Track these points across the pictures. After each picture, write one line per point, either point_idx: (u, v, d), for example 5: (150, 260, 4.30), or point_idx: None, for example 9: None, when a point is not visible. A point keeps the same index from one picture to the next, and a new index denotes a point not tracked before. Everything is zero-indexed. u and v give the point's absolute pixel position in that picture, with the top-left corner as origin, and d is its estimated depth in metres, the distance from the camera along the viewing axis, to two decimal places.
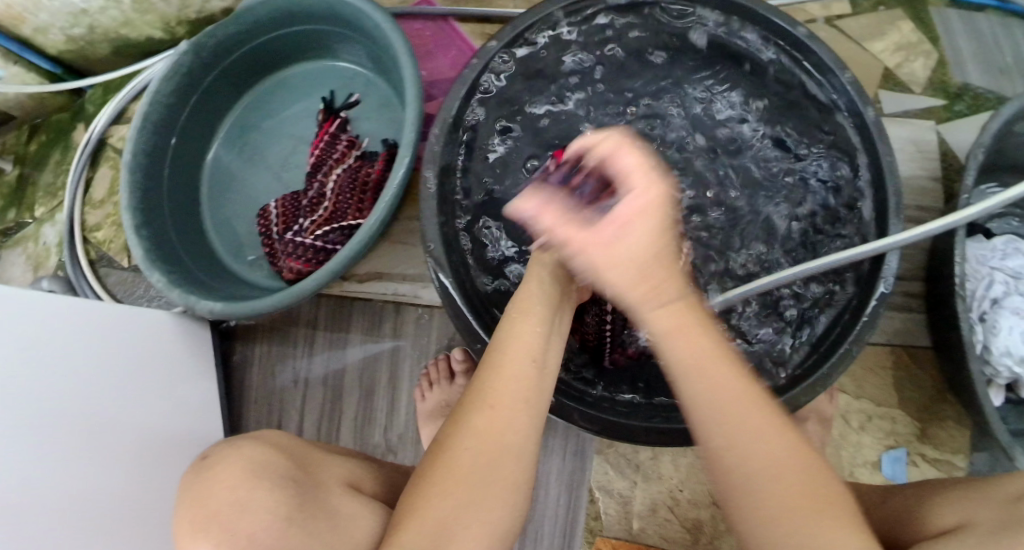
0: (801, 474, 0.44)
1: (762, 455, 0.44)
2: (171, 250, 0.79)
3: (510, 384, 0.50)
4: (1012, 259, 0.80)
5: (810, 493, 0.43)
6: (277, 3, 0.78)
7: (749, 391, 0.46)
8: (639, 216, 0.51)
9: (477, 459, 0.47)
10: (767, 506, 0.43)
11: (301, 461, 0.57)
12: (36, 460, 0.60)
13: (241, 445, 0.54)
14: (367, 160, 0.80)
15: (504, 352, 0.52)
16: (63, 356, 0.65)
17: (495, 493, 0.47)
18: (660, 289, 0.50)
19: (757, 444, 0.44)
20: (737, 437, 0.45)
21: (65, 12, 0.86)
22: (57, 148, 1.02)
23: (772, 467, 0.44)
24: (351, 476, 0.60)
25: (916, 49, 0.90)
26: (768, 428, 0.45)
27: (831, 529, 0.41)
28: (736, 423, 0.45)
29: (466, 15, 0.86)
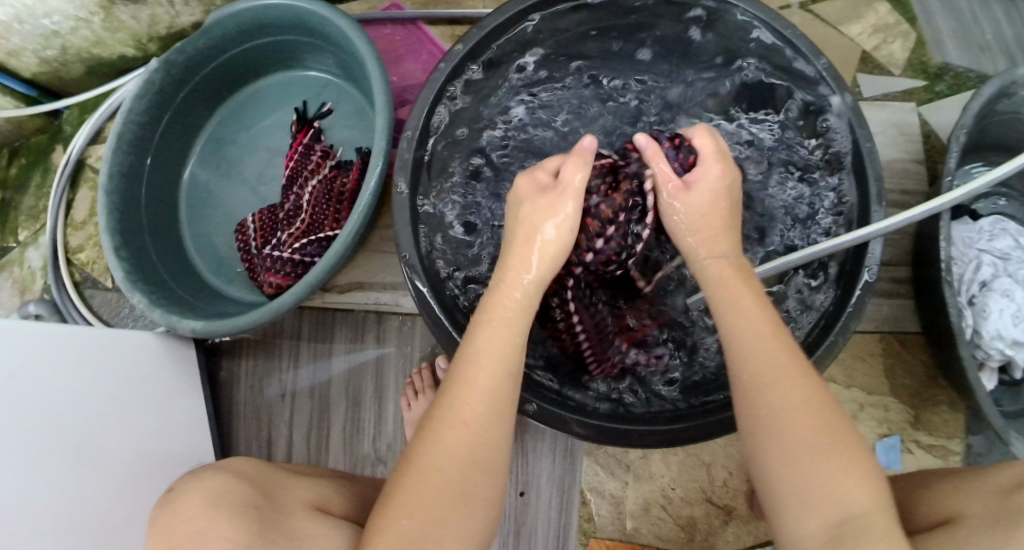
0: (830, 453, 0.46)
1: (795, 437, 0.46)
2: (152, 269, 0.78)
3: (481, 394, 0.49)
4: (999, 240, 0.80)
5: (840, 467, 0.45)
6: (241, 15, 0.77)
7: (791, 372, 0.48)
8: (710, 180, 0.58)
9: (449, 474, 0.48)
10: (791, 458, 0.46)
11: (264, 488, 0.62)
12: (26, 489, 0.60)
13: (207, 477, 0.61)
14: (342, 170, 0.80)
15: (476, 363, 0.51)
16: (50, 381, 0.65)
17: (466, 507, 0.48)
18: (717, 237, 0.57)
19: (792, 392, 0.47)
20: (775, 421, 0.47)
21: (36, 35, 0.85)
22: (37, 171, 1.01)
23: (804, 449, 0.46)
24: (319, 498, 0.65)
25: (894, 30, 0.89)
26: (802, 410, 0.47)
27: (848, 488, 0.44)
28: (774, 403, 0.48)
29: (436, 18, 0.85)
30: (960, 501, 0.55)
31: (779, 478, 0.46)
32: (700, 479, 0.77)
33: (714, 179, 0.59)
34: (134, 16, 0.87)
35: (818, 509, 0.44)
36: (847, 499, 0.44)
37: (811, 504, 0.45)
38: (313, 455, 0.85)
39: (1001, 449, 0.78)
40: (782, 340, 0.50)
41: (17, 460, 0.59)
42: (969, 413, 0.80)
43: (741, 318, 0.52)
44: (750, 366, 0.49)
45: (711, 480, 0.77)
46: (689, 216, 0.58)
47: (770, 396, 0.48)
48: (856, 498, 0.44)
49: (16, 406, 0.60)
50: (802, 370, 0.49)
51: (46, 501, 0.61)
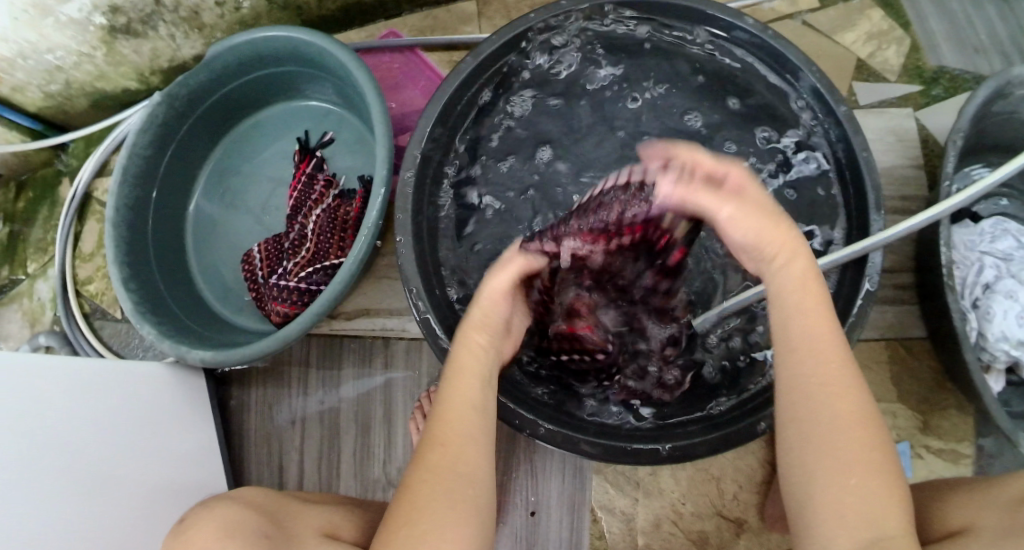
0: (866, 438, 0.48)
1: (847, 421, 0.48)
2: (161, 302, 0.79)
3: (462, 419, 0.53)
4: (1002, 241, 0.80)
5: (875, 452, 0.48)
6: (241, 49, 0.78)
7: (841, 360, 0.50)
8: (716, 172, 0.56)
9: (434, 491, 0.50)
10: (838, 471, 0.47)
11: (276, 516, 0.64)
12: (43, 519, 0.61)
13: (221, 507, 0.63)
14: (345, 199, 0.81)
15: (447, 397, 0.55)
16: (64, 415, 0.66)
17: (455, 516, 0.49)
18: (758, 227, 0.53)
19: (847, 401, 0.49)
20: (828, 398, 0.49)
21: (40, 70, 0.87)
22: (45, 204, 1.03)
23: (852, 429, 0.48)
24: (328, 525, 0.66)
25: (888, 37, 0.89)
26: (849, 401, 0.49)
27: (890, 510, 0.47)
28: (831, 383, 0.49)
29: (433, 44, 0.87)
30: (971, 513, 0.56)
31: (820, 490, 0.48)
32: (710, 493, 0.77)
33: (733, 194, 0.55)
34: (136, 50, 0.88)
35: (863, 527, 0.46)
36: (888, 519, 0.46)
37: (849, 516, 0.46)
38: (325, 480, 0.86)
39: (1012, 451, 0.78)
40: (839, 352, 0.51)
41: (34, 498, 0.60)
42: (978, 416, 0.80)
43: (804, 317, 0.51)
44: (809, 376, 0.50)
45: (721, 494, 0.77)
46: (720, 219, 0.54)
47: (822, 404, 0.49)
48: (897, 521, 0.46)
49: (28, 441, 0.61)
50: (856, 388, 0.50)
51: (60, 533, 0.62)
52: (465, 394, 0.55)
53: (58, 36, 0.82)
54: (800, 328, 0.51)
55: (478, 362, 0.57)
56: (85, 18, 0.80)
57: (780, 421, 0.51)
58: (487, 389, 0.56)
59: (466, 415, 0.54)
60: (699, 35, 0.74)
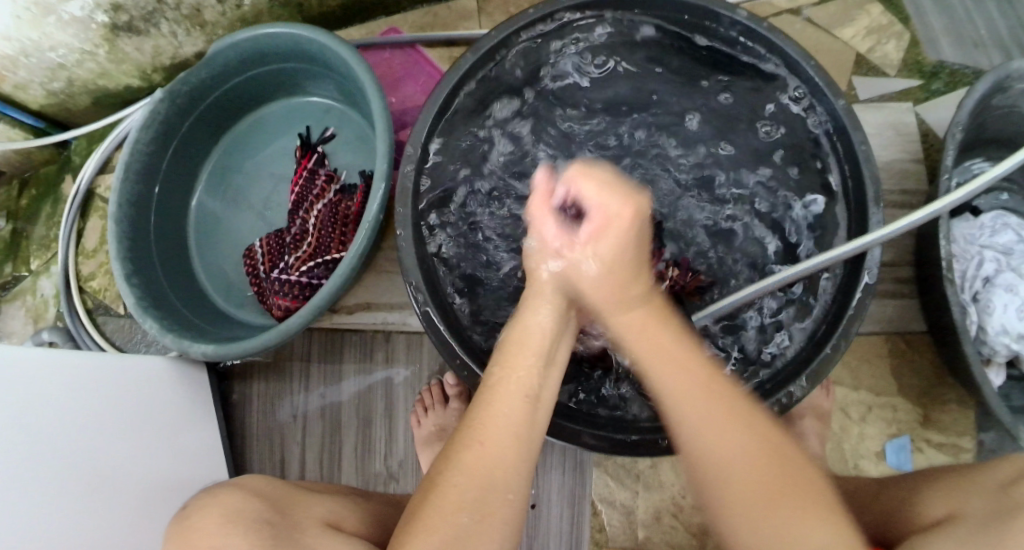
0: (763, 464, 0.48)
1: (734, 454, 0.49)
2: (164, 297, 0.80)
3: (505, 417, 0.52)
4: (1001, 235, 0.80)
5: (777, 475, 0.48)
6: (243, 46, 0.78)
7: (715, 394, 0.51)
8: (612, 222, 0.56)
9: (469, 492, 0.48)
10: (743, 507, 0.48)
11: (280, 502, 0.64)
12: (48, 513, 0.61)
13: (222, 495, 0.63)
14: (346, 194, 0.81)
15: (493, 389, 0.54)
16: (64, 407, 0.66)
17: (484, 529, 0.48)
18: (628, 286, 0.57)
19: (727, 433, 0.50)
20: (711, 435, 0.50)
21: (42, 68, 0.87)
22: (48, 201, 1.03)
23: (744, 461, 0.48)
24: (333, 515, 0.66)
25: (888, 31, 0.89)
26: (731, 431, 0.50)
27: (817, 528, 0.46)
28: (708, 422, 0.50)
29: (433, 41, 0.87)
30: (960, 498, 0.55)
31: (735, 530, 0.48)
32: None
33: (601, 251, 0.57)
34: (138, 48, 0.89)
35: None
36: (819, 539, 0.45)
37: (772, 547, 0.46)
38: (327, 474, 0.86)
39: (1013, 444, 0.78)
40: (712, 386, 0.52)
41: (41, 490, 0.61)
42: (979, 410, 0.80)
43: (676, 376, 0.52)
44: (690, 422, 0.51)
45: None
46: (592, 274, 0.57)
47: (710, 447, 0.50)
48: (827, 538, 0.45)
49: (34, 435, 0.62)
50: (741, 416, 0.50)
51: (61, 525, 0.62)
52: (523, 380, 0.54)
53: (60, 34, 0.82)
54: (672, 386, 0.52)
55: (535, 347, 0.56)
56: (87, 16, 0.80)
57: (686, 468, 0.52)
58: (543, 372, 0.55)
59: (508, 410, 0.52)
60: (701, 39, 0.73)
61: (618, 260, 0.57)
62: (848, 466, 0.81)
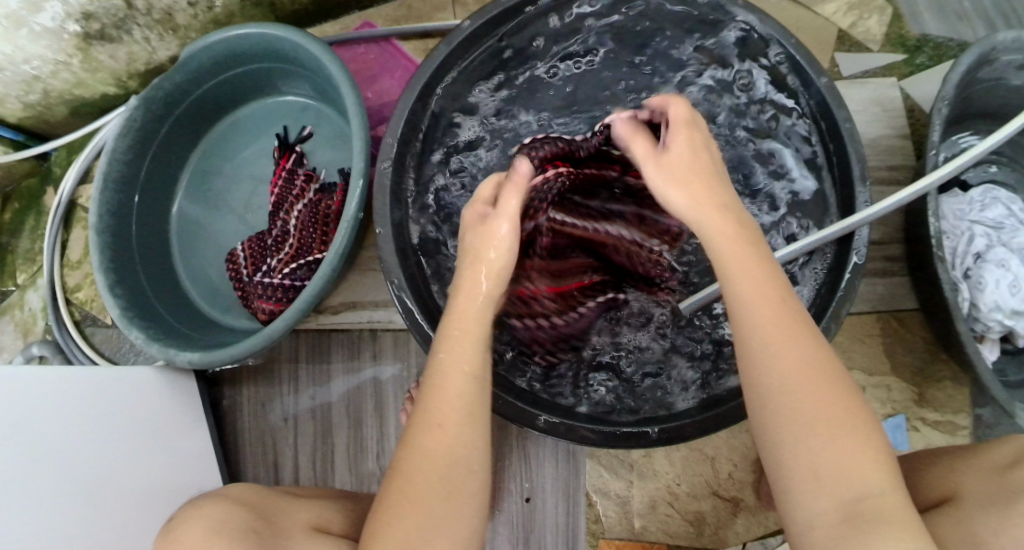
0: (824, 392, 0.47)
1: (801, 374, 0.47)
2: (149, 306, 0.79)
3: (458, 396, 0.51)
4: (991, 210, 0.80)
5: (834, 405, 0.47)
6: (215, 48, 0.77)
7: (788, 309, 0.49)
8: (686, 138, 0.56)
9: (429, 474, 0.49)
10: (799, 434, 0.46)
11: (264, 512, 0.64)
12: (40, 527, 0.60)
13: (205, 509, 0.62)
14: (326, 193, 0.80)
15: (441, 371, 0.52)
16: (54, 421, 0.65)
17: (450, 515, 0.49)
18: (705, 197, 0.53)
19: (797, 351, 0.47)
20: (782, 349, 0.47)
21: (17, 81, 0.86)
22: (31, 214, 1.02)
23: (807, 385, 0.47)
24: (320, 519, 0.66)
25: (870, 6, 0.88)
26: (800, 347, 0.48)
27: (860, 468, 0.46)
28: (778, 334, 0.48)
29: (408, 33, 0.86)
30: (959, 478, 0.55)
31: (790, 462, 0.46)
32: (705, 473, 0.77)
33: (686, 139, 0.56)
34: (112, 55, 0.87)
35: (835, 493, 0.45)
36: (860, 479, 0.45)
37: (825, 483, 0.45)
38: (321, 477, 0.86)
39: (1009, 420, 0.78)
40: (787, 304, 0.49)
41: (32, 505, 0.60)
42: (973, 386, 0.80)
43: (749, 278, 0.49)
44: (759, 328, 0.48)
45: (716, 474, 0.77)
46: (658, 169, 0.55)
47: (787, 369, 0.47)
48: (871, 480, 0.45)
49: (22, 449, 0.61)
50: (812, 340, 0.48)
51: (55, 539, 0.61)
52: (461, 358, 0.52)
53: (33, 45, 0.81)
54: (745, 290, 0.49)
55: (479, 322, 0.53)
56: (59, 27, 0.79)
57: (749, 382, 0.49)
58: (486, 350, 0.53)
59: (461, 392, 0.51)
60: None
61: (701, 155, 0.55)
62: None
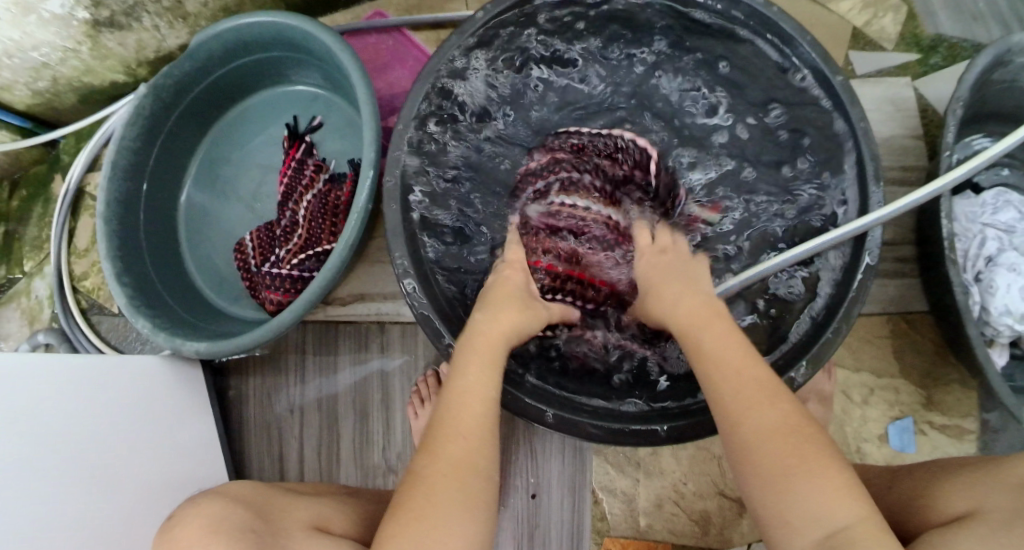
0: (793, 429, 0.49)
1: (759, 408, 0.51)
2: (155, 294, 0.79)
3: (479, 413, 0.56)
4: (1003, 213, 0.79)
5: (801, 442, 0.49)
6: (224, 36, 0.77)
7: (744, 358, 0.54)
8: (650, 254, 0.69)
9: (453, 485, 0.53)
10: (766, 463, 0.49)
11: (263, 511, 0.64)
12: (41, 516, 0.60)
13: (206, 506, 0.62)
14: (335, 183, 0.80)
15: (465, 394, 0.57)
16: (59, 408, 0.65)
17: (464, 519, 0.52)
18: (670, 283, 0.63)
19: (756, 389, 0.52)
20: (740, 389, 0.52)
21: (26, 68, 0.86)
22: (38, 201, 1.02)
23: (768, 421, 0.50)
24: (319, 518, 0.66)
25: (885, 5, 0.87)
26: (757, 390, 0.52)
27: (830, 501, 0.46)
28: (737, 376, 0.53)
29: (419, 23, 0.85)
30: (979, 494, 0.55)
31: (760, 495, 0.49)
32: (712, 472, 0.77)
33: (648, 256, 0.69)
34: (121, 43, 0.87)
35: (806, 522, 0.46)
36: (832, 510, 0.46)
37: (794, 522, 0.47)
38: (325, 468, 0.86)
39: (1017, 426, 0.77)
40: (748, 357, 0.54)
41: (31, 495, 0.60)
42: (982, 390, 0.79)
43: (710, 335, 0.57)
44: (714, 372, 0.54)
45: (723, 473, 0.76)
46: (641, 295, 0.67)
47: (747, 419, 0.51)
48: (837, 513, 0.46)
49: (23, 438, 0.60)
50: (773, 385, 0.52)
51: (56, 530, 0.61)
52: (475, 381, 0.58)
53: (41, 32, 0.81)
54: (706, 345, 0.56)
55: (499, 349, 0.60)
56: (68, 14, 0.79)
57: (720, 435, 0.53)
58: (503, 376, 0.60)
59: (484, 412, 0.57)
60: (701, 13, 0.70)
61: (665, 258, 0.68)
62: (851, 449, 0.80)
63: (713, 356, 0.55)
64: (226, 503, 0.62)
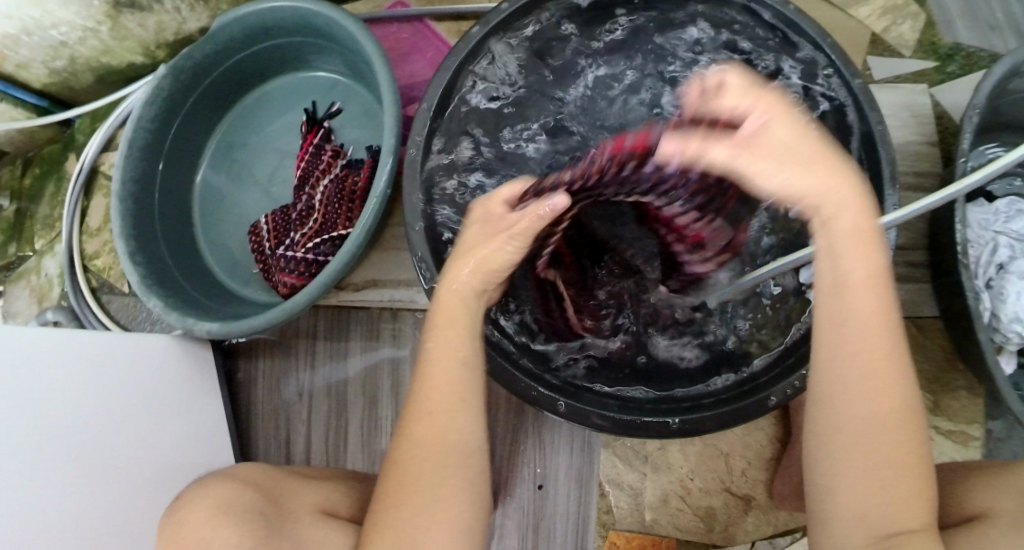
0: (894, 427, 0.47)
1: (872, 394, 0.47)
2: (167, 274, 0.79)
3: (445, 385, 0.55)
4: (1016, 221, 0.79)
5: (895, 444, 0.46)
6: (247, 19, 0.77)
7: (882, 332, 0.47)
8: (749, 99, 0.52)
9: (425, 467, 0.53)
10: (857, 451, 0.47)
11: (271, 492, 0.64)
12: (49, 489, 0.60)
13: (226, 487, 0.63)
14: (353, 169, 0.80)
15: (430, 369, 0.56)
16: (67, 384, 0.65)
17: (447, 501, 0.53)
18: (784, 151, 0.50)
19: (880, 369, 0.47)
20: (861, 366, 0.47)
21: (45, 46, 0.86)
22: (51, 180, 1.02)
23: (877, 407, 0.47)
24: (326, 502, 0.66)
25: (903, 12, 0.87)
26: (880, 372, 0.47)
27: (904, 507, 0.46)
28: (865, 350, 0.47)
29: (441, 14, 0.86)
30: (992, 498, 0.55)
31: (837, 478, 0.47)
32: (718, 469, 0.77)
33: (738, 95, 0.52)
34: (141, 24, 0.87)
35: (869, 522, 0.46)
36: (903, 513, 0.46)
37: (863, 514, 0.46)
38: (332, 453, 0.86)
39: (1023, 433, 0.77)
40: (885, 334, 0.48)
41: (40, 468, 0.60)
42: (988, 398, 0.79)
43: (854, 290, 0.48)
44: (846, 334, 0.48)
45: (729, 470, 0.77)
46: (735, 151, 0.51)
47: (850, 386, 0.47)
48: (908, 519, 0.45)
49: (33, 412, 0.61)
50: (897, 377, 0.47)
51: (63, 503, 0.61)
52: (451, 349, 0.56)
53: (63, 11, 0.81)
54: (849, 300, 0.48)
55: (463, 310, 0.57)
56: None
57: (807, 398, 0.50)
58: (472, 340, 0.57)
59: (450, 384, 0.55)
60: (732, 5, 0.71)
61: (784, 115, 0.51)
62: None
63: (848, 315, 0.48)
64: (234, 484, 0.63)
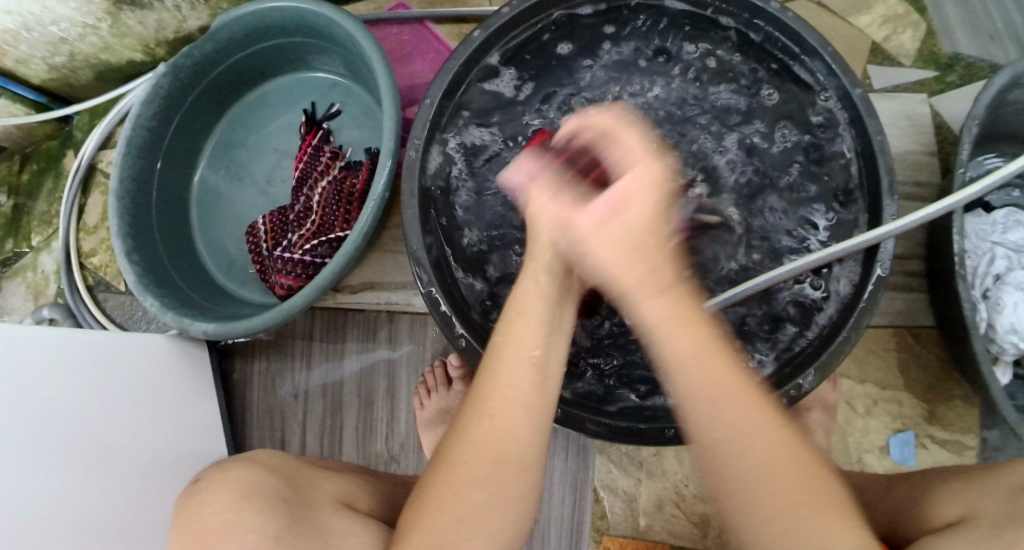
0: (792, 473, 0.42)
1: (759, 453, 0.42)
2: (163, 273, 0.79)
3: (509, 393, 0.49)
4: (1014, 232, 0.79)
5: (805, 489, 0.42)
6: (247, 19, 0.77)
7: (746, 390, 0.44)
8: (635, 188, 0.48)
9: (480, 467, 0.48)
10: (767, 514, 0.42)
11: (296, 483, 0.64)
12: (40, 488, 0.60)
13: (233, 470, 0.63)
14: (351, 171, 0.80)
15: (497, 365, 0.50)
16: (61, 382, 0.65)
17: (492, 516, 0.49)
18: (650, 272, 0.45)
19: (752, 428, 0.43)
20: (737, 430, 0.43)
21: (44, 42, 0.86)
22: (49, 176, 1.02)
23: (770, 463, 0.42)
24: (345, 493, 0.66)
25: (903, 21, 0.87)
26: (755, 428, 0.43)
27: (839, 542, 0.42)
28: (733, 415, 0.43)
29: (442, 17, 0.85)
30: (971, 498, 0.55)
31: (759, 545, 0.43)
32: None
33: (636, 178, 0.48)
34: (141, 22, 0.87)
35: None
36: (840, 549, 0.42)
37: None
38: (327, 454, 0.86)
39: (1017, 444, 0.77)
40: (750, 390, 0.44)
41: (31, 466, 0.60)
42: (983, 408, 0.79)
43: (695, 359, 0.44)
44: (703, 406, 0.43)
45: None
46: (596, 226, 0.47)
47: (730, 458, 0.43)
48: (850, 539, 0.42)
49: (25, 410, 0.60)
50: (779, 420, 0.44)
51: (54, 502, 0.61)
52: (527, 347, 0.50)
53: (62, 7, 0.81)
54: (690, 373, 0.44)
55: (536, 306, 0.51)
56: None
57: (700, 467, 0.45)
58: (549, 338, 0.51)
59: (516, 379, 0.49)
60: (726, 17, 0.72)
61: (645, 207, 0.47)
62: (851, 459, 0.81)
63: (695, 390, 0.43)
64: (256, 469, 0.62)
